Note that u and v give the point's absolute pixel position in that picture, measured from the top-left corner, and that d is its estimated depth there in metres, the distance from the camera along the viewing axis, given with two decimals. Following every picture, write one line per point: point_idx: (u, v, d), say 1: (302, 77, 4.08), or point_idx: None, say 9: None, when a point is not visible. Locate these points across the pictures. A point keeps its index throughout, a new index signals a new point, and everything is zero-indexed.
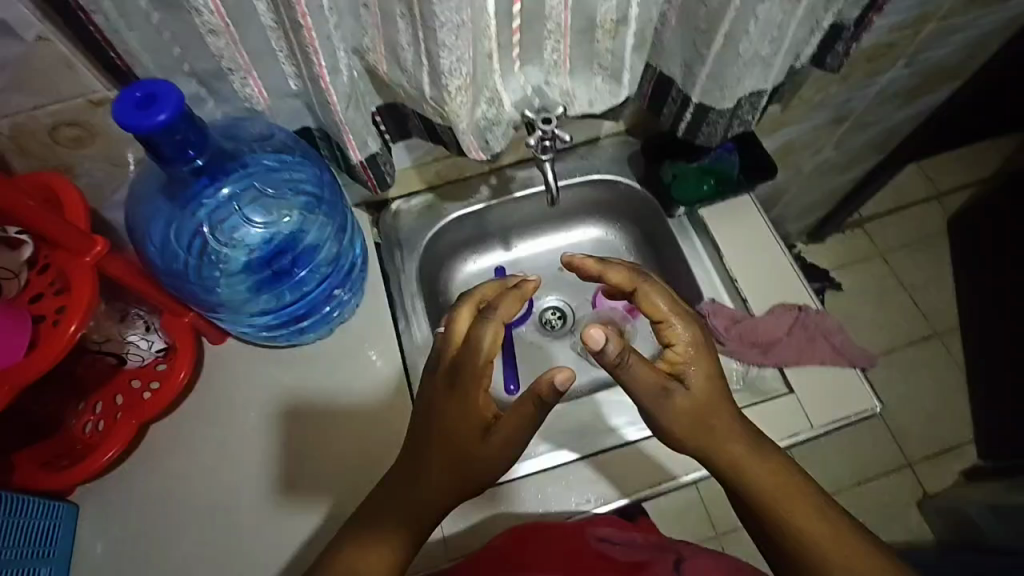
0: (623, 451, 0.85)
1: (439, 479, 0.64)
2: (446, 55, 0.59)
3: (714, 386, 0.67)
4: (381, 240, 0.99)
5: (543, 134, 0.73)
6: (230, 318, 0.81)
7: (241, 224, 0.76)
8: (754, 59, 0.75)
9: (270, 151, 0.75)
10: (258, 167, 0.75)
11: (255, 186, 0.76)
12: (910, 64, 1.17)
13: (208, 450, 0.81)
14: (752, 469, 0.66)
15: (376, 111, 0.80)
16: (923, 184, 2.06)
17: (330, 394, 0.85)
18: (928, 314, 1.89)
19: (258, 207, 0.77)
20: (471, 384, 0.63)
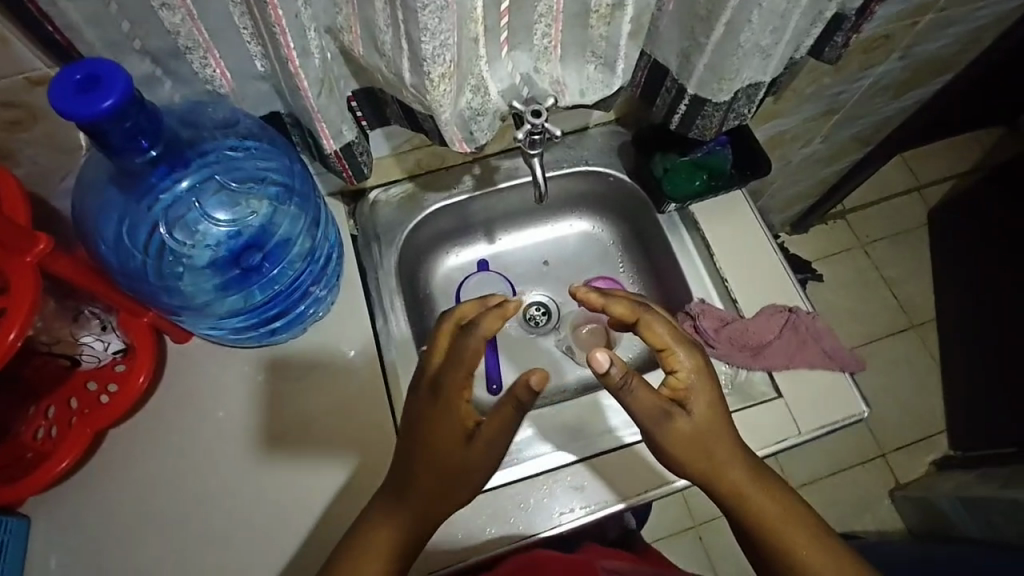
0: (615, 456, 0.82)
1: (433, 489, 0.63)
2: (428, 40, 0.54)
3: (717, 411, 0.69)
4: (357, 232, 0.93)
5: (533, 129, 0.68)
6: (194, 319, 0.76)
7: (202, 222, 0.72)
8: (754, 50, 0.71)
9: (233, 139, 0.70)
10: (218, 159, 0.70)
11: (216, 180, 0.71)
12: (904, 56, 1.15)
13: (173, 456, 0.77)
14: (748, 491, 0.70)
15: (351, 96, 0.74)
16: (905, 175, 2.06)
17: (304, 397, 0.80)
18: (907, 307, 1.91)
19: (221, 202, 0.72)
20: (453, 397, 0.60)
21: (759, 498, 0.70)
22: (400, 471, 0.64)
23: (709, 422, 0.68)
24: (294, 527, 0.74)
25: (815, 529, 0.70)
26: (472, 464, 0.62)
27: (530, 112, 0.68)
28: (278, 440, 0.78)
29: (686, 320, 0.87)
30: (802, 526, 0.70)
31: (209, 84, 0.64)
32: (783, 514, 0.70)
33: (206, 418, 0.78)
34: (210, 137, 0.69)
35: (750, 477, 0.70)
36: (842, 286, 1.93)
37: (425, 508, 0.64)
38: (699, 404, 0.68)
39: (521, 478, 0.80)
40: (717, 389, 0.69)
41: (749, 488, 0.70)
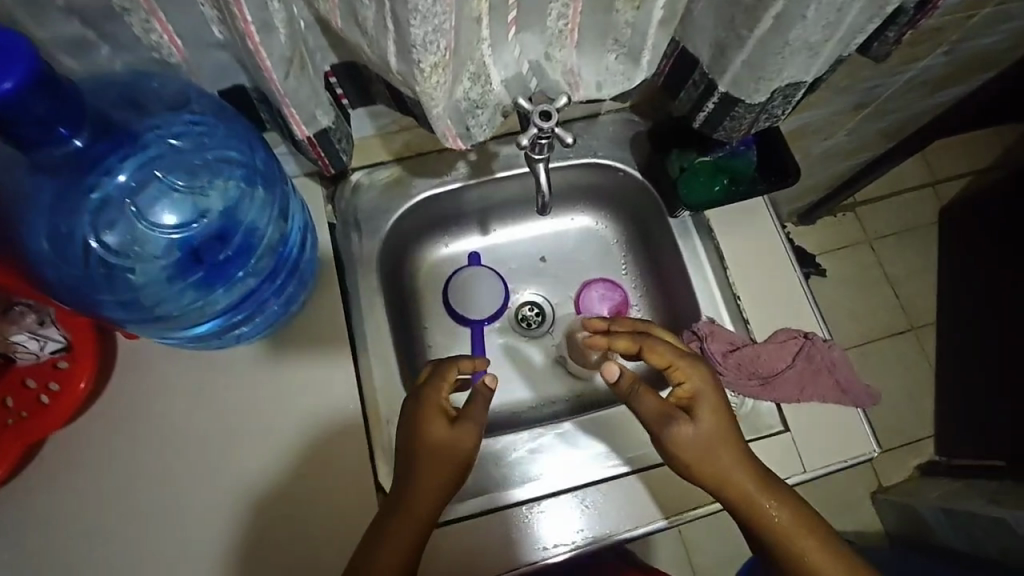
0: (633, 485, 0.77)
1: (435, 486, 0.66)
2: (419, 23, 0.43)
3: (723, 421, 0.65)
4: (336, 220, 0.84)
5: (540, 134, 0.60)
6: (149, 330, 0.68)
7: (144, 227, 0.63)
8: (801, 47, 0.61)
9: (176, 121, 0.61)
10: (158, 151, 0.62)
11: (158, 177, 0.63)
12: (951, 50, 1.02)
13: (124, 467, 0.70)
14: (755, 495, 0.65)
15: (329, 71, 0.63)
16: (922, 168, 1.86)
17: (270, 409, 0.73)
18: (909, 308, 1.76)
19: (166, 201, 0.63)
20: (432, 395, 0.67)
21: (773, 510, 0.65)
22: (409, 471, 0.66)
23: (717, 431, 0.65)
24: (252, 548, 0.69)
25: (833, 540, 0.65)
26: (457, 445, 0.66)
27: (534, 111, 0.60)
28: (241, 455, 0.71)
29: (692, 339, 0.81)
30: (821, 538, 0.65)
31: (156, 52, 0.54)
32: (792, 519, 0.65)
33: (162, 427, 0.71)
34: (145, 118, 0.60)
35: (753, 482, 0.65)
36: (844, 282, 1.79)
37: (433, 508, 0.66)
38: (704, 409, 0.64)
39: (505, 506, 0.76)
40: (722, 396, 0.66)
41: (758, 497, 0.65)
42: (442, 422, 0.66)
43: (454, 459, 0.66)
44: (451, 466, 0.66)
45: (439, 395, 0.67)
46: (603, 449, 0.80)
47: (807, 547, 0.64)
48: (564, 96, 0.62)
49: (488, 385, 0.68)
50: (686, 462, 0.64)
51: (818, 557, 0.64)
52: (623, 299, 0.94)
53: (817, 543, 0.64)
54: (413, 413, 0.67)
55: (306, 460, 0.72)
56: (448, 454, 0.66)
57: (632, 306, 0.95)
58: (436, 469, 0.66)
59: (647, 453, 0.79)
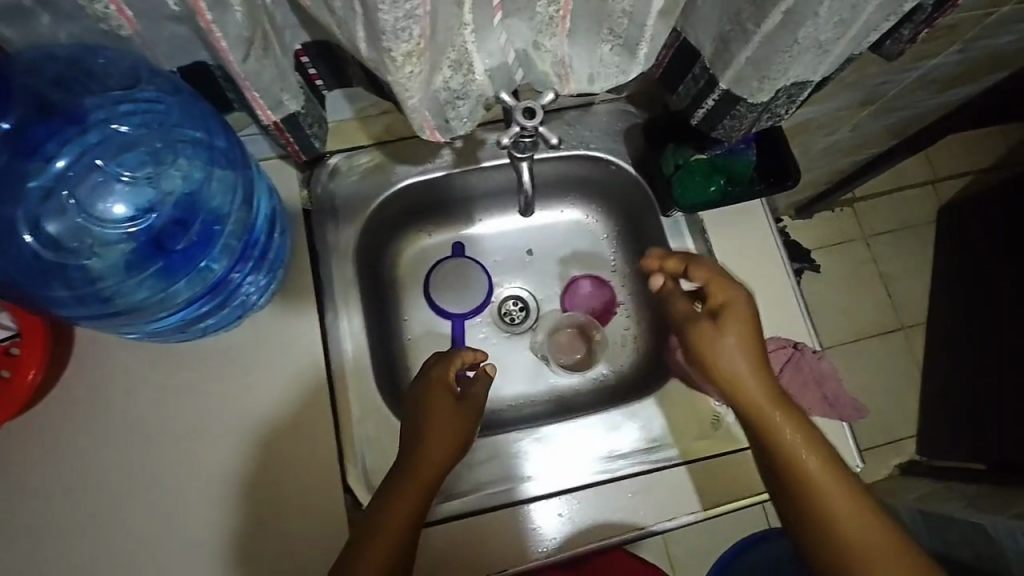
0: (643, 483, 0.75)
1: (439, 455, 0.66)
2: (387, 8, 0.39)
3: (752, 336, 0.65)
4: (311, 205, 0.78)
5: (523, 133, 0.59)
6: (104, 326, 0.64)
7: (91, 218, 0.61)
8: (810, 46, 0.57)
9: (123, 106, 0.59)
10: (103, 139, 0.60)
11: (100, 165, 0.61)
12: (964, 49, 0.96)
13: (82, 460, 0.67)
14: (773, 418, 0.63)
15: (301, 50, 0.58)
16: (922, 164, 1.63)
17: (235, 404, 0.70)
18: (901, 307, 1.57)
19: (115, 190, 0.62)
20: (438, 378, 0.70)
21: (791, 435, 0.63)
22: (412, 443, 0.67)
23: (743, 341, 0.65)
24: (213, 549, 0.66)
25: (854, 485, 0.62)
26: (459, 423, 0.69)
27: (517, 107, 0.58)
28: (203, 453, 0.68)
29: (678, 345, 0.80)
30: (838, 477, 0.61)
31: (104, 23, 0.49)
32: (810, 450, 0.62)
33: (122, 421, 0.68)
34: (84, 101, 0.58)
35: (772, 402, 0.64)
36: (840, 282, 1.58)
37: (430, 490, 0.65)
38: (731, 318, 0.65)
39: (478, 511, 0.74)
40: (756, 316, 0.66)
41: (775, 417, 0.63)
42: (448, 399, 0.70)
43: (450, 445, 0.67)
44: (457, 443, 0.68)
45: (447, 373, 0.70)
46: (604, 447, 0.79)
47: (823, 478, 0.61)
48: (552, 91, 0.59)
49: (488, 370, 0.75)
50: (705, 358, 0.66)
51: (829, 493, 0.61)
52: (610, 296, 0.92)
53: (832, 478, 0.61)
54: (420, 395, 0.69)
55: (272, 457, 0.69)
56: (451, 433, 0.68)
57: (619, 305, 0.92)
58: (424, 463, 0.65)
59: (627, 461, 0.77)
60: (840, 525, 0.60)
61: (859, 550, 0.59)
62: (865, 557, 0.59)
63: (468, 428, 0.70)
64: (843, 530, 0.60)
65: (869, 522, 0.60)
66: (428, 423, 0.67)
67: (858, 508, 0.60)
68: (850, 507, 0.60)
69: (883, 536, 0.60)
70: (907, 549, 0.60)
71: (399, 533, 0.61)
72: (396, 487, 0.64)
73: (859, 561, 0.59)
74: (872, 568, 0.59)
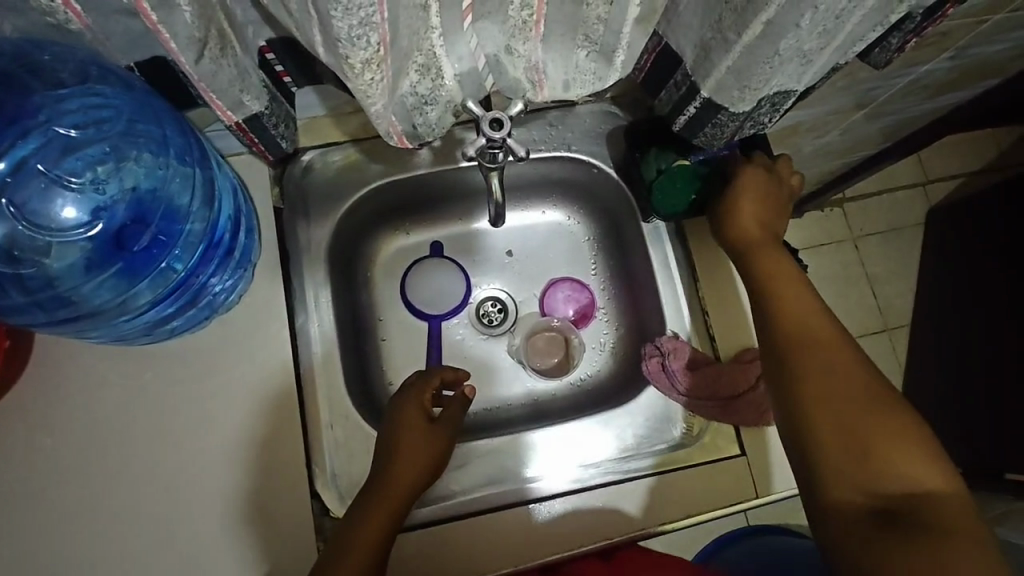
0: (627, 487, 0.74)
1: (410, 470, 0.66)
2: (341, 15, 0.37)
3: (758, 190, 0.70)
4: (283, 203, 0.75)
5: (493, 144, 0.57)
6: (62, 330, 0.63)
7: (41, 225, 0.60)
8: (793, 56, 0.55)
9: (71, 110, 0.58)
10: (48, 143, 0.59)
11: (42, 171, 0.59)
12: (957, 56, 0.92)
13: (38, 467, 0.65)
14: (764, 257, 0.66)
15: (266, 47, 0.56)
16: (911, 165, 1.48)
17: (198, 407, 0.68)
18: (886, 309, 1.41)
19: (63, 195, 0.60)
20: (414, 400, 0.70)
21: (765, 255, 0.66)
22: (384, 461, 0.66)
23: (753, 192, 0.70)
24: (171, 555, 0.65)
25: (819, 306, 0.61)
26: (434, 444, 0.68)
27: (483, 118, 0.56)
28: (163, 459, 0.66)
29: (654, 354, 0.79)
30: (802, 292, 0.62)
31: (51, 16, 0.46)
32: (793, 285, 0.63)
33: (81, 427, 0.67)
34: (29, 101, 0.56)
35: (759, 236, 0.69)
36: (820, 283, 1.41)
37: (405, 505, 0.64)
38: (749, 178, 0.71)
39: (453, 519, 0.73)
40: (772, 194, 0.71)
41: (754, 247, 0.68)
42: (421, 421, 0.68)
43: (422, 465, 0.66)
44: (429, 463, 0.67)
45: (422, 394, 0.70)
46: (589, 454, 0.78)
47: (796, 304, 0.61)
48: (522, 99, 0.59)
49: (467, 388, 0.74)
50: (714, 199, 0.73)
51: (789, 298, 0.62)
52: (590, 302, 0.90)
53: (795, 288, 0.63)
54: (395, 414, 0.69)
55: (232, 462, 0.67)
56: (425, 451, 0.67)
57: (599, 309, 0.91)
58: (396, 488, 0.64)
59: (601, 469, 0.77)
60: (787, 322, 0.60)
61: (799, 344, 0.58)
62: (804, 355, 0.57)
63: (445, 449, 0.69)
64: (788, 324, 0.60)
65: (818, 327, 0.59)
66: (402, 443, 0.67)
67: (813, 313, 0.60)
68: (804, 309, 0.60)
69: (831, 339, 0.58)
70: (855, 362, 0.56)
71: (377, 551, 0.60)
72: (370, 509, 0.62)
73: (798, 349, 0.58)
74: (809, 357, 0.57)
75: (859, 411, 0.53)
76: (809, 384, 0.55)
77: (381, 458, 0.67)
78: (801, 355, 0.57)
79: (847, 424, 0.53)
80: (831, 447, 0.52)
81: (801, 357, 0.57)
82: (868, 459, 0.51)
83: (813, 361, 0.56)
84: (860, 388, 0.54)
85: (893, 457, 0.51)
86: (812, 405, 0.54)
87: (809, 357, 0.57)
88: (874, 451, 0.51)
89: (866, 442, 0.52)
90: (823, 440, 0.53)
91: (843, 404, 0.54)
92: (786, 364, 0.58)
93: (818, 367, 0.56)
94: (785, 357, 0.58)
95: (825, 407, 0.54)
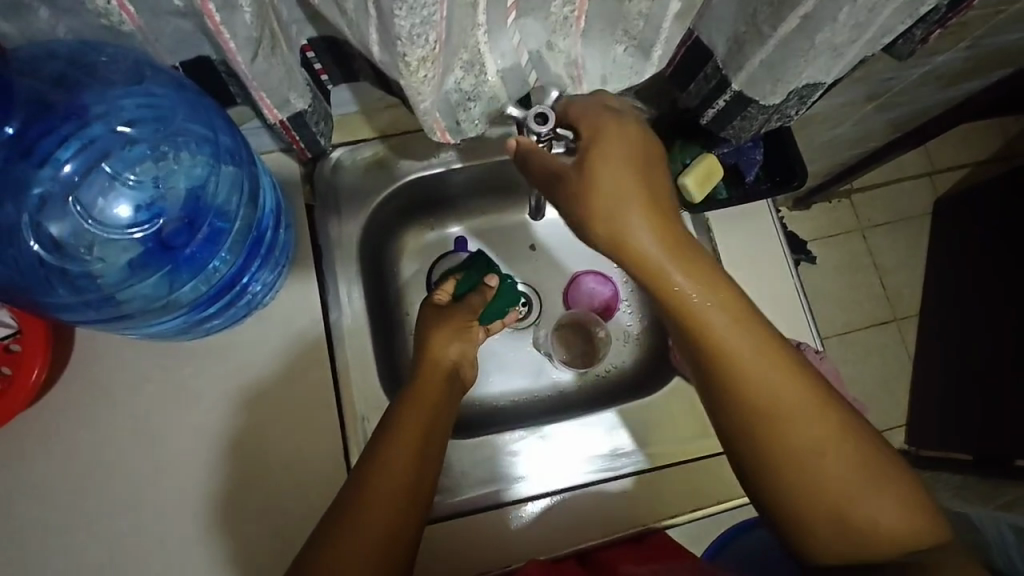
0: (661, 474, 0.76)
1: (428, 398, 0.66)
2: (404, 15, 0.39)
3: (640, 176, 0.52)
4: (314, 200, 0.77)
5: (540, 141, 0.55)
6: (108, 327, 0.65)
7: (100, 220, 0.61)
8: (825, 49, 0.56)
9: (135, 106, 0.59)
10: (106, 139, 0.60)
11: (104, 169, 0.61)
12: (973, 47, 0.91)
13: (87, 456, 0.67)
14: (684, 287, 0.52)
15: (307, 45, 0.56)
16: (918, 156, 1.48)
17: (239, 399, 0.70)
18: (895, 298, 1.42)
19: (120, 193, 0.62)
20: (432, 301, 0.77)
21: (697, 290, 0.52)
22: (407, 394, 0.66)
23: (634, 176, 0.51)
24: (211, 542, 0.66)
25: (764, 337, 0.53)
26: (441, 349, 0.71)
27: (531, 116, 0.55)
28: (208, 449, 0.68)
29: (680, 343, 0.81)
30: (750, 327, 0.53)
31: (105, 18, 0.47)
32: (731, 322, 0.53)
33: (128, 418, 0.68)
34: (81, 102, 0.57)
35: (685, 254, 0.52)
36: (829, 272, 1.42)
37: (431, 453, 0.62)
38: (612, 156, 0.52)
39: (490, 508, 0.74)
40: (644, 149, 0.53)
41: (670, 272, 0.51)
42: (433, 310, 0.75)
43: (421, 431, 0.63)
44: (443, 388, 0.68)
45: (436, 300, 0.77)
46: (617, 446, 0.78)
47: (742, 350, 0.53)
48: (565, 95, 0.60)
49: (487, 286, 0.78)
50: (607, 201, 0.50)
51: (751, 366, 0.53)
52: (613, 294, 0.91)
53: (735, 322, 0.53)
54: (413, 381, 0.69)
55: (270, 451, 0.69)
56: (439, 377, 0.69)
57: (622, 301, 0.92)
58: (414, 433, 0.62)
59: (629, 462, 0.77)
60: (751, 391, 0.53)
61: (768, 414, 0.53)
62: (776, 418, 0.53)
63: (472, 313, 0.76)
64: (748, 390, 0.53)
65: (780, 379, 0.53)
66: (407, 412, 0.64)
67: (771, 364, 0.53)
68: (758, 361, 0.53)
69: (799, 397, 0.53)
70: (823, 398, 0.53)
71: (397, 521, 0.58)
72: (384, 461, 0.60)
73: (776, 425, 0.52)
74: (793, 437, 0.52)
75: (851, 481, 0.52)
76: (799, 469, 0.52)
77: (383, 428, 0.63)
78: (783, 434, 0.52)
79: (838, 497, 0.52)
80: (827, 527, 0.52)
81: (781, 440, 0.52)
82: (869, 529, 0.51)
83: (796, 441, 0.52)
84: (840, 447, 0.52)
85: (904, 530, 0.51)
86: (809, 481, 0.52)
87: (788, 435, 0.52)
88: (868, 520, 0.51)
89: (867, 517, 0.51)
90: (816, 523, 0.52)
91: (830, 479, 0.52)
92: (785, 473, 0.52)
93: (804, 447, 0.52)
94: (762, 437, 0.53)
95: (817, 476, 0.52)
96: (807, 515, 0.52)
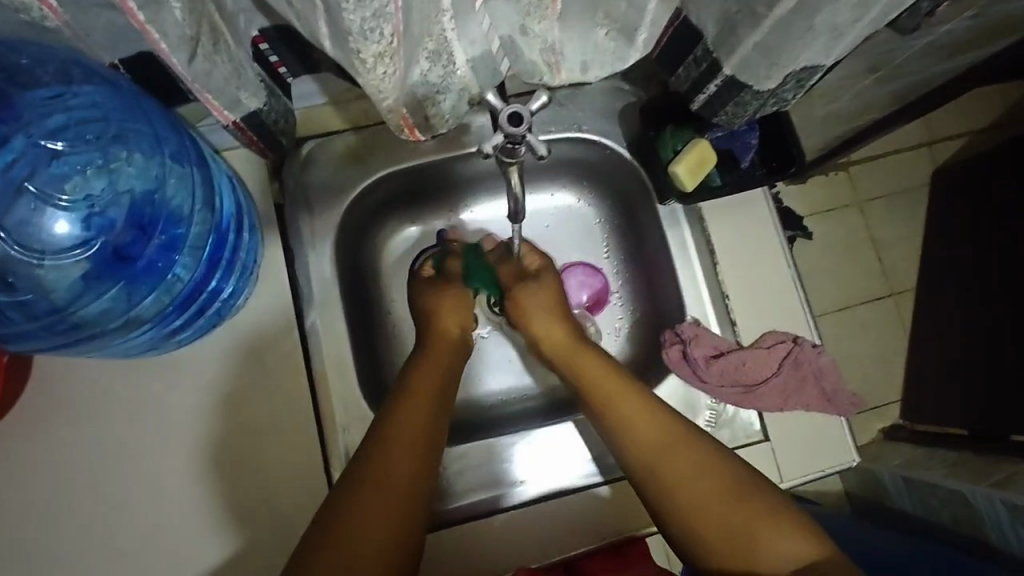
0: None
1: (421, 407, 0.62)
2: (353, 9, 0.35)
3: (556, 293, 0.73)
4: (284, 200, 0.73)
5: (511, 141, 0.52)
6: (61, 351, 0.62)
7: (36, 244, 0.58)
8: (824, 29, 0.50)
9: (60, 110, 0.58)
10: (31, 154, 0.58)
11: (29, 190, 0.58)
12: (982, 14, 0.85)
13: (54, 482, 0.64)
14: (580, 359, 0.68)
15: (259, 36, 0.52)
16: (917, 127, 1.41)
17: (209, 413, 0.66)
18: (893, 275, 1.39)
19: (53, 213, 0.59)
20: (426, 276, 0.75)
21: (590, 365, 0.67)
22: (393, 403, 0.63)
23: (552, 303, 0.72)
24: (190, 557, 0.64)
25: (643, 395, 0.64)
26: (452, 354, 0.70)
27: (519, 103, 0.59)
28: (179, 470, 0.65)
29: (675, 342, 0.77)
30: (629, 391, 0.64)
31: (26, 13, 0.43)
32: (615, 386, 0.65)
33: (92, 442, 0.65)
34: (9, 105, 0.56)
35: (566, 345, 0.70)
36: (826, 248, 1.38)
37: (434, 452, 0.61)
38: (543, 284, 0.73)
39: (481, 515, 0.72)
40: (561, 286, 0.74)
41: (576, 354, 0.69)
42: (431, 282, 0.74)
43: (424, 436, 0.60)
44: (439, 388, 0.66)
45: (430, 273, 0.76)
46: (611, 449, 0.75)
47: (622, 404, 0.63)
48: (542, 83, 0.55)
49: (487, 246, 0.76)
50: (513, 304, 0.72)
51: (630, 419, 0.62)
52: (603, 287, 0.86)
53: (620, 386, 0.65)
54: (407, 367, 0.68)
55: (247, 463, 0.66)
56: (432, 382, 0.66)
57: (612, 293, 0.87)
58: (413, 438, 0.60)
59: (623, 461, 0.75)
60: (638, 446, 0.61)
61: (650, 457, 0.60)
62: (658, 457, 0.60)
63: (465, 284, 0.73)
64: (634, 438, 0.61)
65: (645, 424, 0.62)
66: (396, 423, 0.60)
67: (642, 411, 0.62)
68: (639, 413, 0.62)
69: (671, 438, 0.61)
70: (696, 440, 0.60)
71: (394, 538, 0.55)
72: (387, 465, 0.58)
73: (667, 477, 0.59)
74: (673, 474, 0.59)
75: (742, 518, 0.55)
76: (690, 506, 0.57)
77: (372, 436, 0.60)
78: (665, 471, 0.59)
79: (732, 529, 0.55)
80: (731, 559, 0.55)
81: (665, 476, 0.59)
82: (766, 550, 0.54)
83: (678, 476, 0.58)
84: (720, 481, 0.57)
85: (801, 556, 0.53)
86: (693, 514, 0.57)
87: (670, 471, 0.59)
88: (760, 544, 0.54)
89: (764, 548, 0.54)
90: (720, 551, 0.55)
91: (716, 509, 0.56)
92: (682, 510, 0.57)
93: (682, 477, 0.58)
94: (649, 481, 0.60)
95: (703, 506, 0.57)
96: (711, 552, 0.55)
